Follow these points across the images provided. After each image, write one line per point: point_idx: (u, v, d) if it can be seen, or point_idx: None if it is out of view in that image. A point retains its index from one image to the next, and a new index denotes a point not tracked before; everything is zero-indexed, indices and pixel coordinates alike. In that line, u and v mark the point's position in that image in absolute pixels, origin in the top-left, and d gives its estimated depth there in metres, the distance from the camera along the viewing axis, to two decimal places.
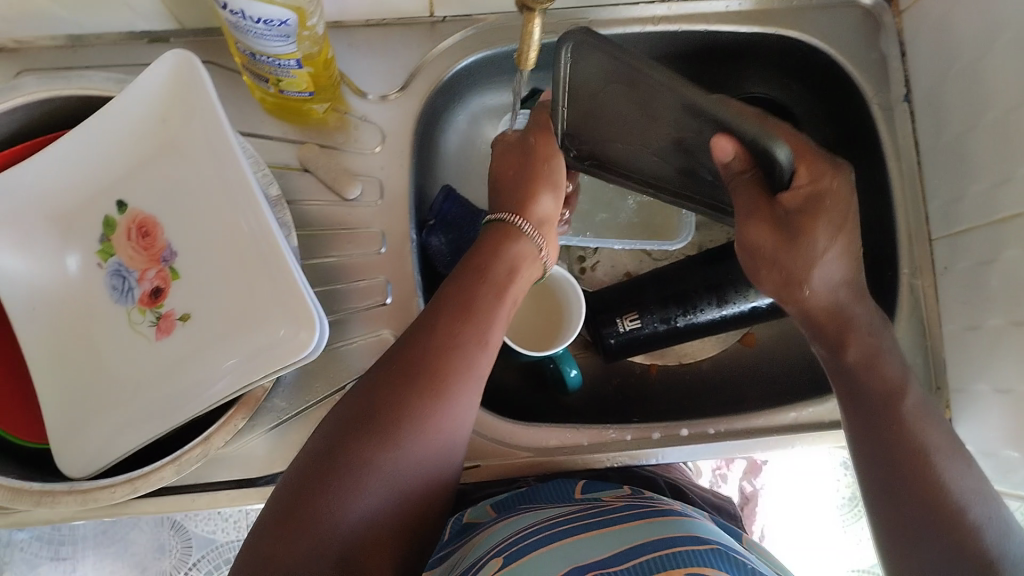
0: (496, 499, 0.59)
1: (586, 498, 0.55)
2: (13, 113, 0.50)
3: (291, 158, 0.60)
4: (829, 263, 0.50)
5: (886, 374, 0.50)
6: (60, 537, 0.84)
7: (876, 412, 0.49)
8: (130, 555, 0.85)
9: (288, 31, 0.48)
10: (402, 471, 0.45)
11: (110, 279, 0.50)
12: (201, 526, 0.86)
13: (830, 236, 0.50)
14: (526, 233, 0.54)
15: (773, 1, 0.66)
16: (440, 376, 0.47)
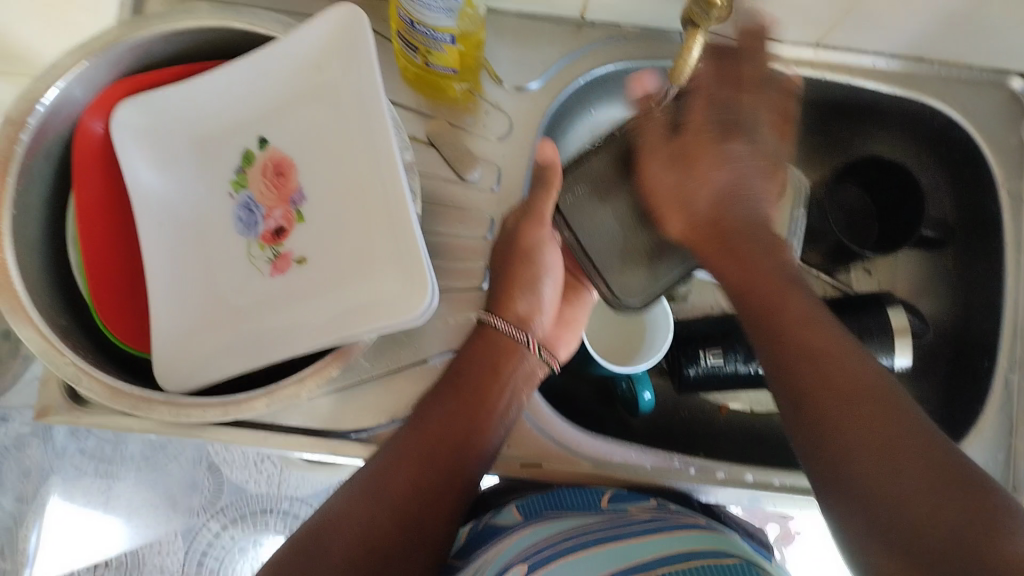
0: (525, 500, 0.57)
1: (612, 509, 0.54)
2: (181, 36, 0.52)
3: (419, 130, 0.61)
4: (695, 177, 0.53)
5: (798, 320, 0.46)
6: (102, 454, 0.91)
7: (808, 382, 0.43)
8: (164, 487, 0.92)
9: (453, 5, 0.49)
10: (419, 499, 0.48)
11: (237, 210, 0.53)
12: (238, 473, 0.92)
13: (708, 166, 0.53)
14: (498, 331, 0.55)
15: (920, 66, 0.65)
16: (446, 422, 0.51)
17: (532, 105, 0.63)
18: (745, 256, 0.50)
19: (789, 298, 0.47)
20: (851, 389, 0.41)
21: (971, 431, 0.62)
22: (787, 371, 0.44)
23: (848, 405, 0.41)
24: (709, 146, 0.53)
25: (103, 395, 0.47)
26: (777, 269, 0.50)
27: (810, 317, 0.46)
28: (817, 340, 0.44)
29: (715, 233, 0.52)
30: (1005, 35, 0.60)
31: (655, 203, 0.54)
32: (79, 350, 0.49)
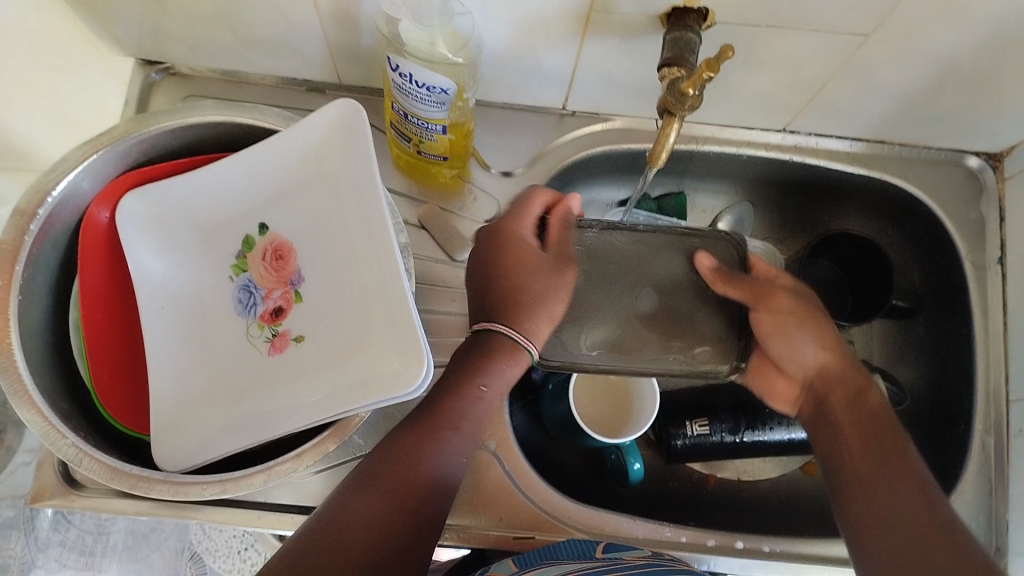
0: (520, 554, 0.56)
1: (607, 557, 0.55)
2: (188, 130, 0.55)
3: (410, 214, 0.64)
4: (811, 345, 0.56)
5: (891, 438, 0.50)
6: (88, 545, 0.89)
7: (856, 475, 0.49)
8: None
9: (444, 100, 0.52)
10: (402, 505, 0.43)
11: (237, 292, 0.55)
12: (219, 562, 0.94)
13: (801, 328, 0.57)
14: (523, 351, 0.52)
15: (882, 148, 0.70)
16: (425, 431, 0.47)
17: (518, 188, 0.66)
18: (833, 378, 0.55)
19: (876, 406, 0.52)
20: (903, 486, 0.47)
21: (951, 494, 0.64)
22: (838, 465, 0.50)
23: (888, 504, 0.46)
24: (848, 373, 0.55)
25: (102, 475, 0.48)
26: (870, 412, 0.51)
27: (867, 418, 0.51)
28: (897, 453, 0.49)
29: (842, 379, 0.54)
30: (958, 119, 0.64)
31: (771, 336, 0.58)
32: (80, 432, 0.50)
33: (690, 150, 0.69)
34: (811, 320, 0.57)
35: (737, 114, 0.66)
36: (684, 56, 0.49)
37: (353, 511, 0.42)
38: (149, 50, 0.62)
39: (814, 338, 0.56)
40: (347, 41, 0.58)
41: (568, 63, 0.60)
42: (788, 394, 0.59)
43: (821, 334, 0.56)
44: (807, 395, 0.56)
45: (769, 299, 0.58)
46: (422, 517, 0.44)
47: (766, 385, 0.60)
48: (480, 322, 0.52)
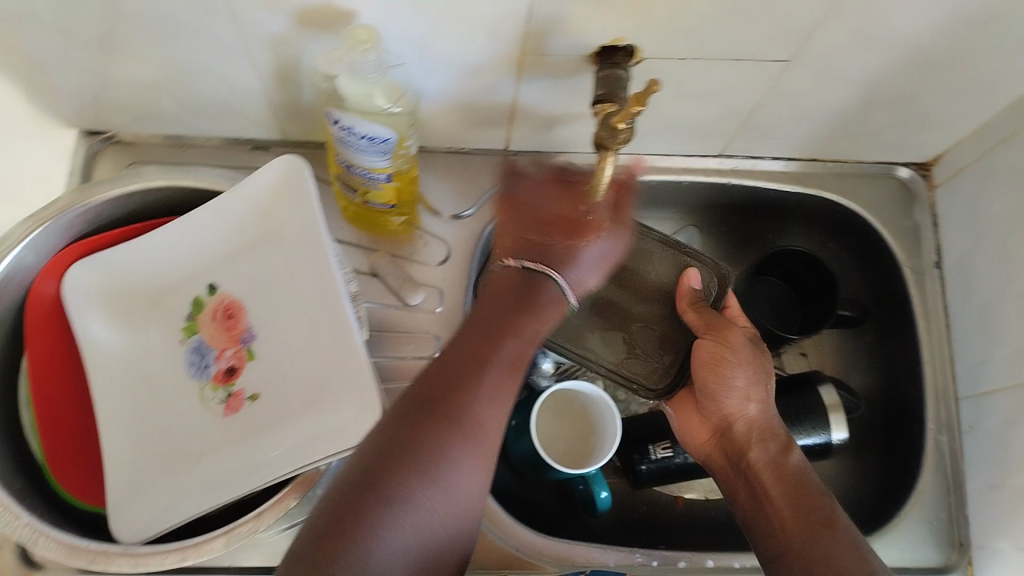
0: None
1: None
2: (131, 197, 0.55)
3: (362, 263, 0.64)
4: (741, 391, 0.57)
5: (818, 503, 0.53)
6: None
7: (791, 542, 0.52)
8: None
9: (387, 149, 0.53)
10: (444, 463, 0.45)
11: (189, 354, 0.54)
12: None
13: (729, 374, 0.57)
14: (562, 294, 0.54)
15: (817, 165, 0.72)
16: (464, 380, 0.48)
17: (468, 230, 0.67)
18: (755, 434, 0.57)
19: (799, 464, 0.55)
20: (834, 547, 0.50)
21: (913, 495, 0.65)
22: (770, 530, 0.53)
23: (824, 566, 0.50)
24: (770, 434, 0.57)
25: (60, 553, 0.47)
26: (798, 478, 0.54)
27: (789, 481, 0.54)
28: (827, 518, 0.52)
29: (763, 437, 0.57)
30: (886, 135, 0.67)
31: (707, 374, 0.58)
32: (35, 510, 0.49)
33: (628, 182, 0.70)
34: (758, 370, 0.58)
35: (676, 143, 0.67)
36: (614, 93, 0.51)
37: (402, 473, 0.44)
38: (90, 120, 0.62)
39: (751, 385, 0.57)
40: (288, 99, 0.58)
41: (507, 105, 0.61)
42: (701, 436, 0.61)
43: (759, 383, 0.57)
44: (726, 447, 0.58)
45: (722, 339, 0.59)
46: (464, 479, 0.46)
47: (688, 423, 0.61)
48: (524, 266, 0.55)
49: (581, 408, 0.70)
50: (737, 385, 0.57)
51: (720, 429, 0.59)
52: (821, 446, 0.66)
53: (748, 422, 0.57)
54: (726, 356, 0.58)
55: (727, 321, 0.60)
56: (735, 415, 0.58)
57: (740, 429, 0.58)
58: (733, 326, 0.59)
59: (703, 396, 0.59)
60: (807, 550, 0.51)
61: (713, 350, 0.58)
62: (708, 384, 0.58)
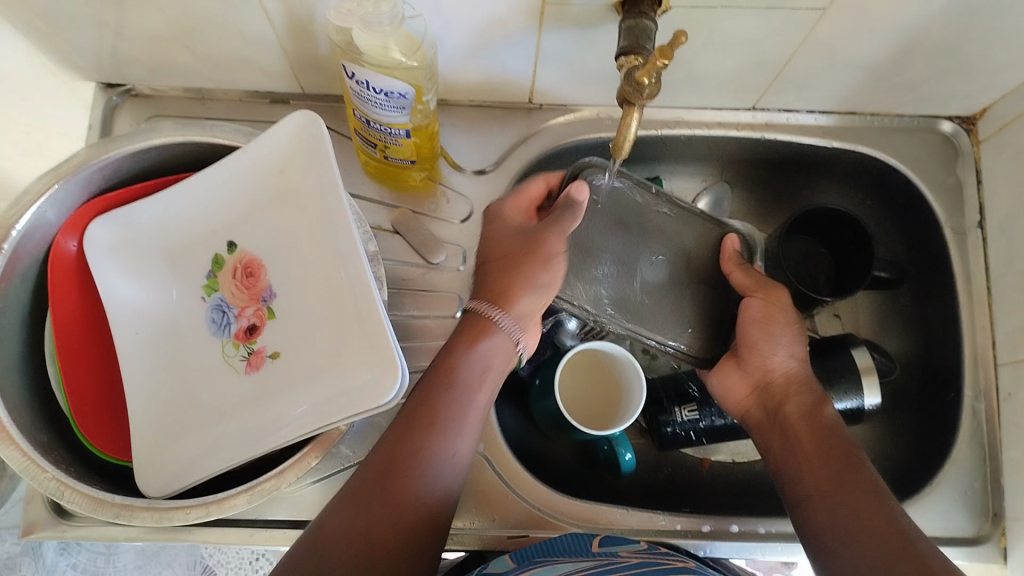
0: (516, 551, 0.56)
1: (603, 552, 0.54)
2: (150, 153, 0.55)
3: (384, 220, 0.63)
4: (787, 349, 0.58)
5: (847, 448, 0.52)
6: (94, 568, 0.83)
7: (816, 487, 0.51)
8: None
9: (405, 104, 0.51)
10: (394, 509, 0.45)
11: (211, 312, 0.55)
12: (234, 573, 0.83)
13: (777, 325, 0.58)
14: (499, 326, 0.53)
15: (854, 119, 0.69)
16: (404, 429, 0.48)
17: (491, 187, 0.66)
18: (788, 392, 0.57)
19: (825, 412, 0.55)
20: (857, 491, 0.49)
21: (946, 463, 0.63)
22: (798, 477, 0.52)
23: (847, 507, 0.48)
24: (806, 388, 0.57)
25: (85, 506, 0.47)
26: (826, 428, 0.54)
27: (818, 430, 0.54)
28: (853, 464, 0.51)
29: (798, 391, 0.57)
30: (927, 86, 0.63)
31: (755, 335, 0.59)
32: (61, 464, 0.49)
33: (660, 133, 0.68)
34: (801, 333, 0.59)
35: (705, 96, 0.65)
36: (639, 44, 0.48)
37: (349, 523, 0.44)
38: (108, 73, 0.61)
39: (794, 344, 0.58)
40: (304, 51, 0.57)
41: (528, 57, 0.59)
42: (739, 392, 0.60)
43: (799, 337, 0.59)
44: (760, 403, 0.58)
45: (771, 300, 0.59)
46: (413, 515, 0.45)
47: (723, 380, 0.61)
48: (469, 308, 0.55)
49: (607, 368, 0.69)
50: (779, 342, 0.58)
51: (760, 384, 0.58)
52: (851, 410, 0.64)
53: (786, 379, 0.58)
54: (775, 319, 0.58)
55: (772, 282, 0.60)
56: (773, 371, 0.58)
57: (775, 384, 0.58)
58: (781, 290, 0.59)
59: (750, 354, 0.59)
60: (836, 494, 0.49)
61: (752, 305, 0.59)
62: (755, 342, 0.59)
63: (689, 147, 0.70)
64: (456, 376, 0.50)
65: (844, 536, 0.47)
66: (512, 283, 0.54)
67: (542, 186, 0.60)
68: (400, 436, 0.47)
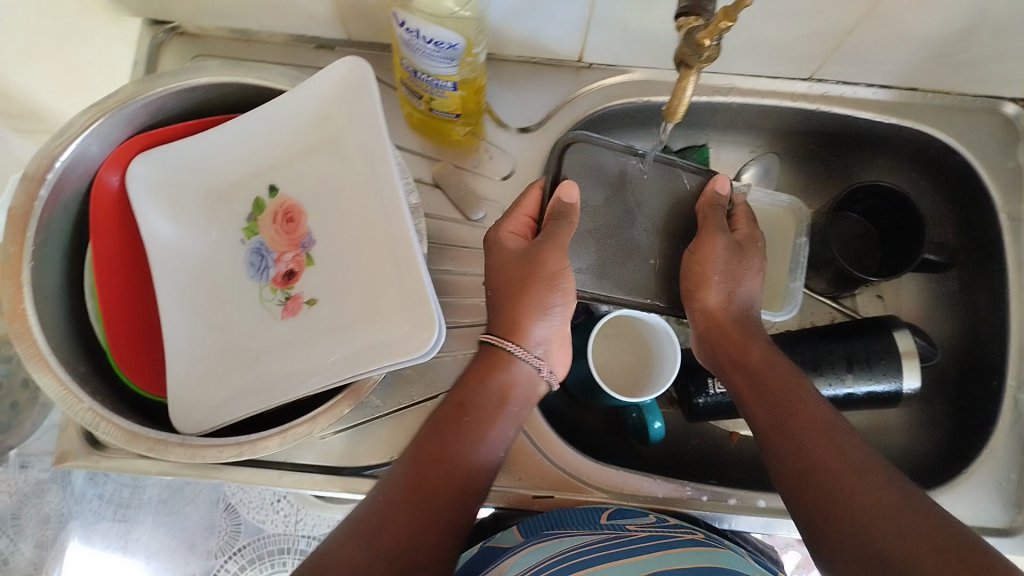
0: (524, 522, 0.56)
1: (612, 524, 0.54)
2: (194, 92, 0.55)
3: (425, 173, 0.63)
4: (718, 294, 0.57)
5: (789, 385, 0.51)
6: (123, 499, 0.88)
7: (764, 428, 0.50)
8: (181, 530, 0.88)
9: (453, 55, 0.50)
10: (423, 518, 0.46)
11: (249, 255, 0.55)
12: (255, 514, 0.89)
13: (707, 269, 0.57)
14: (517, 358, 0.54)
15: (914, 96, 0.67)
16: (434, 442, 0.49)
17: (534, 146, 0.65)
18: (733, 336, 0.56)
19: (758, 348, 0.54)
20: (803, 428, 0.48)
21: (982, 452, 0.62)
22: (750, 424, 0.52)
23: (790, 446, 0.47)
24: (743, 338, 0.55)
25: (120, 438, 0.48)
26: (767, 370, 0.53)
27: (761, 374, 0.52)
28: (801, 400, 0.49)
29: (725, 335, 0.56)
30: (995, 65, 0.61)
31: (690, 281, 0.58)
32: (98, 396, 0.50)
33: (710, 99, 0.66)
34: (729, 277, 0.56)
35: (760, 64, 0.63)
36: (700, 3, 0.44)
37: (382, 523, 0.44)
38: (155, 10, 0.61)
39: (719, 289, 0.56)
40: None
41: (581, 14, 0.57)
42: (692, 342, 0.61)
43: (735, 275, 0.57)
44: (708, 351, 0.58)
45: (698, 247, 0.57)
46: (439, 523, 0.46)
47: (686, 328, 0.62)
48: (487, 340, 0.55)
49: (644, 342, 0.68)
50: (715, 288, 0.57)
51: (700, 331, 0.58)
52: (892, 392, 0.63)
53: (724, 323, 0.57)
54: (698, 265, 0.57)
55: (715, 225, 0.58)
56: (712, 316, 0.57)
57: (712, 329, 0.57)
58: (712, 236, 0.56)
59: (686, 298, 0.59)
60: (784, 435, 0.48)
61: (693, 253, 0.58)
62: (687, 289, 0.58)
63: (739, 117, 0.69)
64: (470, 409, 0.51)
65: (790, 478, 0.46)
66: (522, 310, 0.54)
67: (535, 194, 0.58)
68: (417, 462, 0.48)
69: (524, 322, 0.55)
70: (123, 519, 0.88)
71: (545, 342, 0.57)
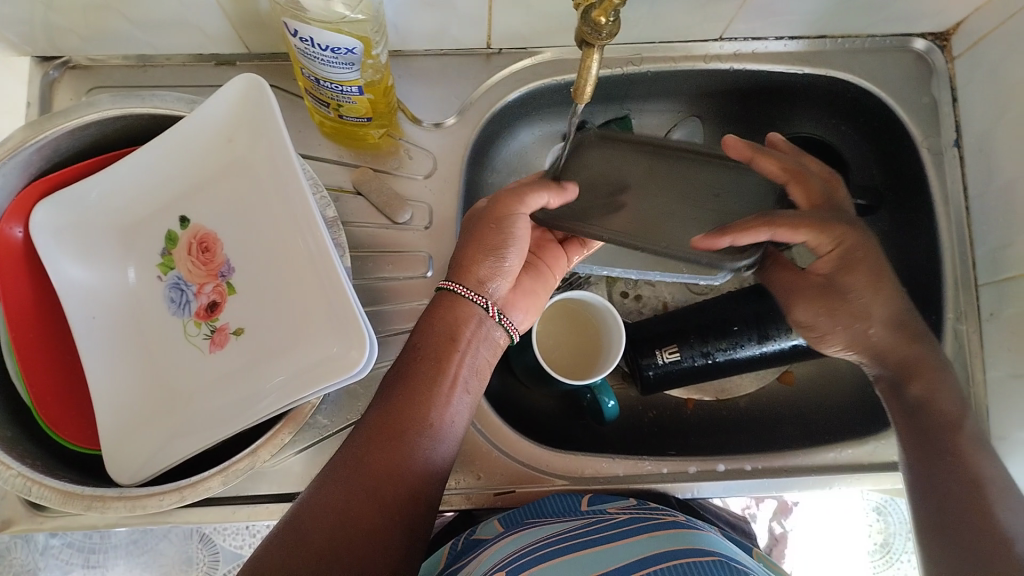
0: (505, 514, 0.56)
1: (592, 511, 0.55)
2: (88, 129, 0.52)
3: (345, 181, 0.61)
4: (848, 336, 0.58)
5: (942, 411, 0.53)
6: (92, 545, 0.73)
7: (914, 465, 0.53)
8: (158, 567, 0.75)
9: (353, 60, 0.48)
10: (388, 476, 0.46)
11: (168, 291, 0.53)
12: (231, 540, 0.76)
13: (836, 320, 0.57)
14: (462, 297, 0.52)
15: (824, 43, 0.67)
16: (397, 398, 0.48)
17: (452, 139, 0.63)
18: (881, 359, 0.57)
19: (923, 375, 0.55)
20: (959, 486, 0.49)
21: None
22: (905, 455, 0.54)
23: (942, 497, 0.50)
24: (924, 367, 0.55)
25: (56, 500, 0.46)
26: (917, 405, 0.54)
27: (912, 409, 0.54)
28: (956, 442, 0.51)
29: (885, 363, 0.57)
30: (899, 4, 0.61)
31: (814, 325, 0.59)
32: (28, 459, 0.48)
33: (624, 71, 0.65)
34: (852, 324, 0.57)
35: (670, 29, 0.62)
36: None
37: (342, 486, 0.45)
38: (41, 45, 0.58)
39: (856, 335, 0.57)
40: (244, 8, 0.54)
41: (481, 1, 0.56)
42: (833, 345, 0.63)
43: (855, 312, 0.57)
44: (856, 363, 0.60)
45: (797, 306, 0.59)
46: (405, 480, 0.46)
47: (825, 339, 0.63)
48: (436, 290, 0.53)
49: (597, 333, 0.67)
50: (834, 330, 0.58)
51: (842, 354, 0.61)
52: None
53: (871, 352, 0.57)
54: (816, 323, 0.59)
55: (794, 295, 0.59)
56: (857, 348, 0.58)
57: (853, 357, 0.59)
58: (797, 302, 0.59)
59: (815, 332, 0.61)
60: (928, 467, 0.52)
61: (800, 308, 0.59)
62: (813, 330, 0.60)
63: (657, 85, 0.68)
64: (428, 355, 0.50)
65: (938, 535, 0.49)
66: (468, 253, 0.53)
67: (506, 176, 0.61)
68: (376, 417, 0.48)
69: (470, 264, 0.52)
70: (95, 566, 0.73)
71: (489, 278, 0.53)
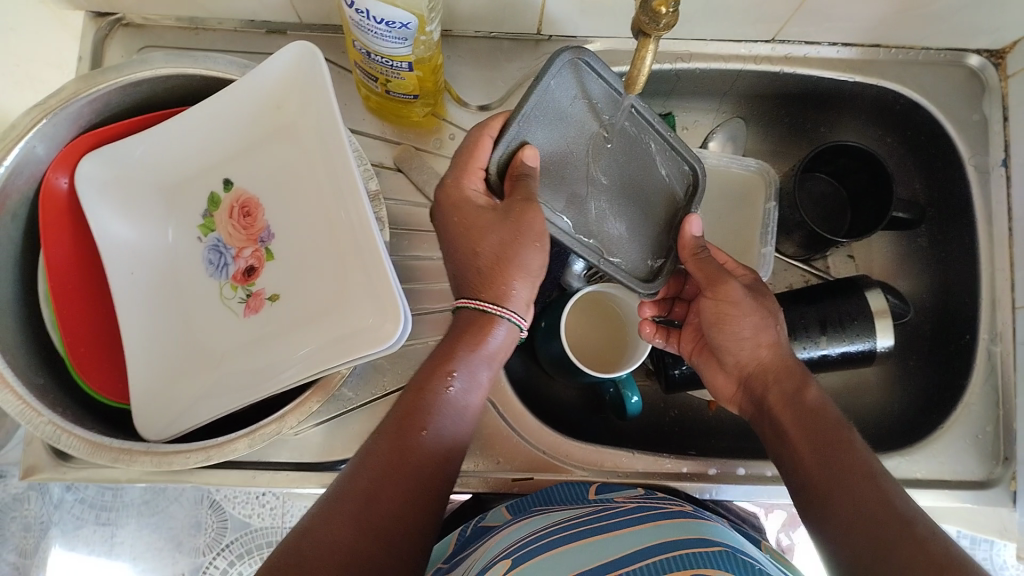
0: (513, 501, 0.57)
1: (599, 499, 0.55)
2: (139, 86, 0.53)
3: (386, 157, 0.61)
4: (751, 338, 0.55)
5: (828, 415, 0.50)
6: (103, 502, 0.74)
7: (808, 471, 0.48)
8: (165, 530, 0.75)
9: (407, 35, 0.48)
10: (404, 502, 0.43)
11: (207, 253, 0.53)
12: (240, 508, 0.76)
13: (734, 319, 0.55)
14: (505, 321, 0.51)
15: (878, 52, 0.66)
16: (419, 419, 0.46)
17: None
18: (771, 380, 0.54)
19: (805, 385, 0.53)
20: (866, 491, 0.45)
21: (957, 407, 0.63)
22: (793, 467, 0.49)
23: (848, 502, 0.45)
24: (790, 377, 0.53)
25: (83, 450, 0.46)
26: (808, 411, 0.51)
27: (806, 416, 0.51)
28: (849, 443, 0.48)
29: (774, 377, 0.54)
30: (957, 18, 0.60)
31: (718, 325, 0.56)
32: (58, 407, 0.49)
33: (673, 66, 0.65)
34: (765, 315, 0.55)
35: (722, 28, 0.62)
36: None
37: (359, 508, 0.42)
38: (97, 0, 0.58)
39: (760, 333, 0.55)
40: None
41: None
42: (726, 391, 0.59)
43: (758, 337, 0.55)
44: (750, 396, 0.56)
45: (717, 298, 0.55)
46: (417, 509, 0.44)
47: (711, 375, 0.60)
48: (465, 305, 0.51)
49: (622, 329, 0.67)
50: (743, 331, 0.55)
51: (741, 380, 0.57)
52: (864, 351, 0.62)
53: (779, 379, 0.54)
54: (724, 314, 0.55)
55: (716, 275, 0.55)
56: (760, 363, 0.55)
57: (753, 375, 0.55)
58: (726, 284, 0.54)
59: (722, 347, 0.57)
60: (824, 472, 0.47)
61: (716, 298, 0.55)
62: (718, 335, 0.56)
63: (703, 84, 0.68)
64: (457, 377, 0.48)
65: (845, 538, 0.44)
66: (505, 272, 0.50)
67: (488, 144, 0.52)
68: (400, 436, 0.45)
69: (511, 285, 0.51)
70: (106, 523, 0.75)
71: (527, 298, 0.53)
